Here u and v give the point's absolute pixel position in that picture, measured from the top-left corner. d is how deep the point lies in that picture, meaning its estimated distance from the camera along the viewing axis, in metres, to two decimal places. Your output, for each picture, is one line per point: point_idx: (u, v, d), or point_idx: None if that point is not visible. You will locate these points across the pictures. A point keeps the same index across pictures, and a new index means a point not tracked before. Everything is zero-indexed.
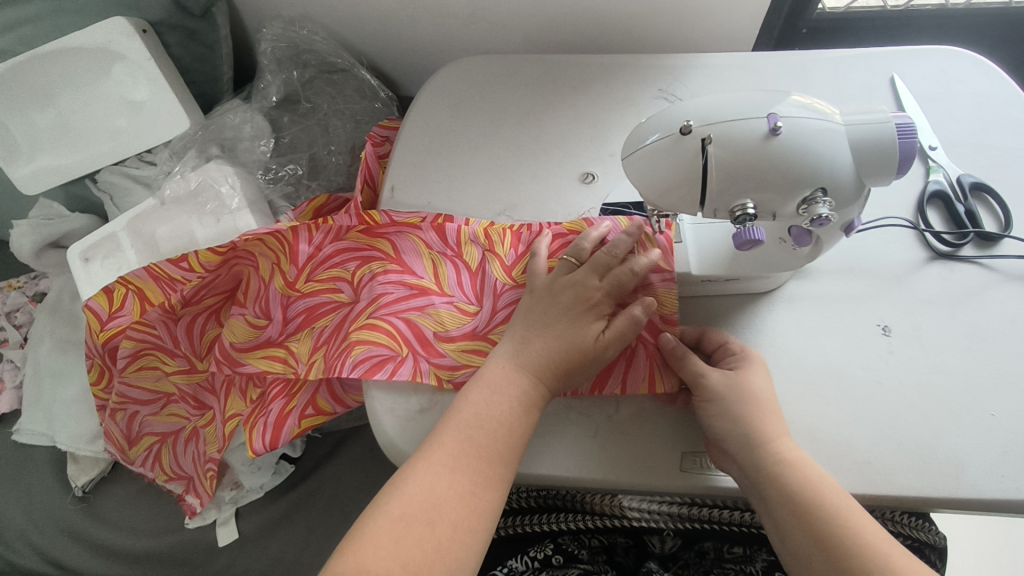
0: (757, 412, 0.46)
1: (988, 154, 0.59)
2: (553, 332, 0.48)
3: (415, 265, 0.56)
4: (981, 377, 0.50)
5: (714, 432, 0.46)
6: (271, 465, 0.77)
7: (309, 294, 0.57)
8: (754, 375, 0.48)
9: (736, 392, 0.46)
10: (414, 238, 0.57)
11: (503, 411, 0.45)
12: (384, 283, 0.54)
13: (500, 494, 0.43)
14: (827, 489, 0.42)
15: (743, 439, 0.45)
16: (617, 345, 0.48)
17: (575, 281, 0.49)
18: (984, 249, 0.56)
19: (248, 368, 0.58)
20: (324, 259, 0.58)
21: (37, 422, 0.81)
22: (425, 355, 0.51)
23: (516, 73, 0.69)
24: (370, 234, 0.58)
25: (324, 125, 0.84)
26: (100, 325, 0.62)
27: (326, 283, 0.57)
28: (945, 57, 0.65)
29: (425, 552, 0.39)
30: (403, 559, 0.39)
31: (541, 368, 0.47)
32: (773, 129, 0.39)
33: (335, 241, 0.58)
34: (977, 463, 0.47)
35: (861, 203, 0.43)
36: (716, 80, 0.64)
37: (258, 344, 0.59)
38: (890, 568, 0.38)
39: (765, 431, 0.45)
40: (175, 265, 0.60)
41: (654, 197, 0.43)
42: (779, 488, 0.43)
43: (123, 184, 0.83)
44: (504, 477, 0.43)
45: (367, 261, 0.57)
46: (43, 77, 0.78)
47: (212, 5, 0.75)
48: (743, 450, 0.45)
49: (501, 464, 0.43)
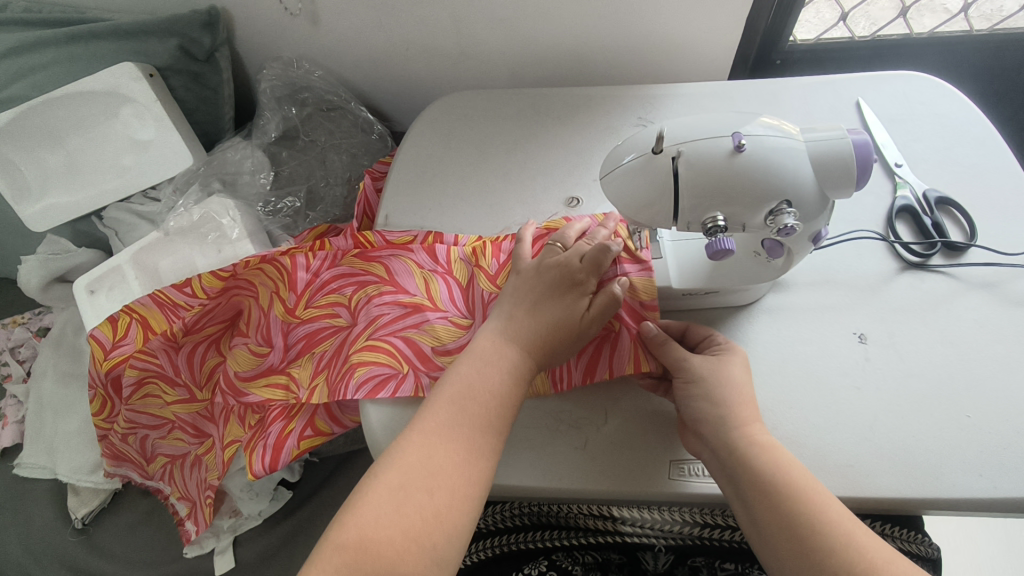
0: (736, 393, 0.48)
1: (952, 170, 0.63)
2: (539, 308, 0.50)
3: (408, 284, 0.59)
4: (955, 379, 0.52)
5: (690, 417, 0.48)
6: (269, 491, 0.78)
7: (309, 320, 0.60)
8: (734, 360, 0.50)
9: (714, 375, 0.49)
10: (406, 260, 0.60)
11: (493, 382, 0.46)
12: (379, 305, 0.57)
13: (492, 461, 0.44)
14: (794, 471, 0.44)
15: (716, 424, 0.47)
16: (598, 320, 0.50)
17: (561, 262, 0.51)
18: (951, 258, 0.58)
19: (252, 397, 0.60)
20: (321, 285, 0.61)
21: (38, 455, 0.82)
22: (425, 370, 0.54)
23: (502, 107, 0.73)
24: (365, 258, 0.61)
25: (321, 158, 0.88)
26: (104, 354, 0.64)
27: (325, 308, 0.60)
28: (906, 82, 0.69)
29: (425, 519, 0.41)
30: (404, 526, 0.40)
31: (527, 340, 0.49)
32: (737, 146, 0.42)
33: (332, 267, 0.62)
34: (956, 463, 0.49)
35: (827, 214, 0.46)
36: (692, 107, 0.68)
37: (261, 371, 0.61)
38: (852, 546, 0.40)
39: (739, 415, 0.47)
40: (178, 291, 0.63)
41: (630, 214, 0.45)
42: (748, 471, 0.44)
43: (128, 220, 0.86)
44: (497, 445, 0.45)
45: (363, 285, 0.60)
46: (54, 119, 0.82)
47: (215, 51, 0.80)
48: (717, 435, 0.46)
49: (493, 434, 0.45)
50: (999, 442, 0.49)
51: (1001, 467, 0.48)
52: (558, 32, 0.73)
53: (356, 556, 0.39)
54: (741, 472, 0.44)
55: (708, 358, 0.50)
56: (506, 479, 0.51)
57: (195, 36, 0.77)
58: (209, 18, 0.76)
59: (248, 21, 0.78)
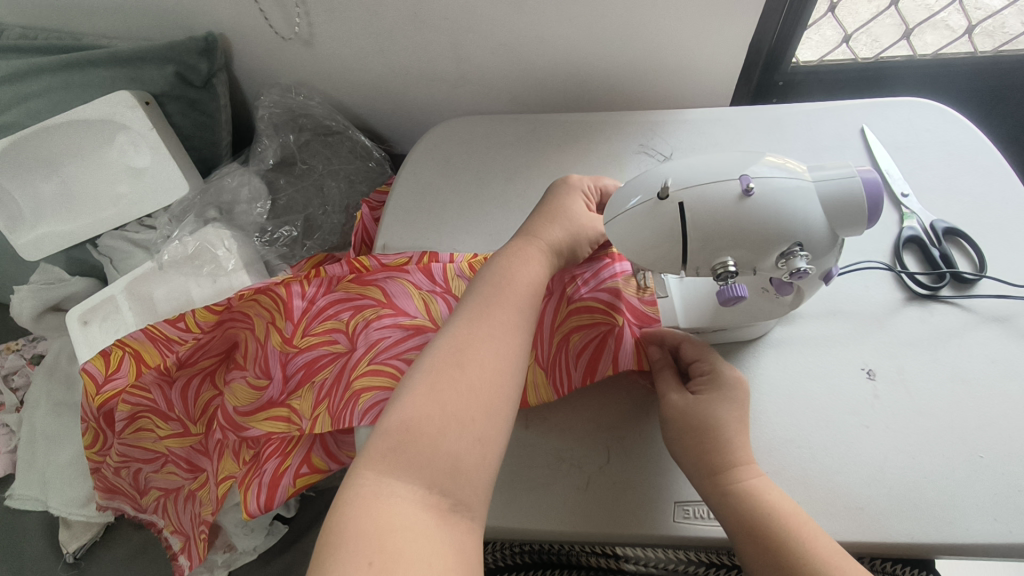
0: (729, 428, 0.48)
1: (960, 201, 0.61)
2: (546, 223, 0.53)
3: (406, 306, 0.58)
4: (967, 417, 0.51)
5: (678, 456, 0.48)
6: (264, 527, 0.76)
7: (307, 348, 0.59)
8: (727, 390, 0.49)
9: (706, 409, 0.48)
10: (402, 282, 0.59)
11: (518, 276, 0.47)
12: (379, 329, 0.56)
13: (523, 342, 0.44)
14: (772, 515, 0.43)
15: (707, 465, 0.47)
16: (590, 241, 0.54)
17: (561, 204, 0.54)
18: (961, 290, 0.57)
19: (253, 431, 0.59)
20: (317, 312, 0.60)
21: (31, 487, 0.82)
22: None
23: (503, 133, 0.72)
24: (360, 282, 0.60)
25: (319, 185, 0.88)
26: (96, 388, 0.63)
27: (322, 336, 0.59)
28: (912, 109, 0.68)
29: (461, 394, 0.40)
30: (442, 403, 0.39)
31: (544, 243, 0.51)
32: (745, 190, 0.40)
33: (328, 293, 0.61)
34: (968, 506, 0.47)
35: (837, 252, 0.45)
36: (695, 135, 0.67)
37: (260, 406, 0.60)
38: None
39: (731, 452, 0.47)
40: (171, 325, 0.62)
41: (636, 256, 0.44)
42: (739, 517, 0.44)
43: (123, 248, 0.85)
44: (526, 325, 0.45)
45: (360, 308, 0.59)
46: (48, 148, 0.82)
47: (212, 77, 0.79)
48: (707, 476, 0.46)
49: (520, 317, 0.45)
50: (1012, 484, 0.48)
51: (1014, 511, 0.47)
52: (558, 56, 0.72)
53: (398, 438, 0.38)
54: (732, 518, 0.44)
55: (702, 390, 0.50)
56: (511, 522, 0.50)
57: (192, 63, 0.76)
58: (206, 45, 0.75)
59: (246, 46, 0.77)
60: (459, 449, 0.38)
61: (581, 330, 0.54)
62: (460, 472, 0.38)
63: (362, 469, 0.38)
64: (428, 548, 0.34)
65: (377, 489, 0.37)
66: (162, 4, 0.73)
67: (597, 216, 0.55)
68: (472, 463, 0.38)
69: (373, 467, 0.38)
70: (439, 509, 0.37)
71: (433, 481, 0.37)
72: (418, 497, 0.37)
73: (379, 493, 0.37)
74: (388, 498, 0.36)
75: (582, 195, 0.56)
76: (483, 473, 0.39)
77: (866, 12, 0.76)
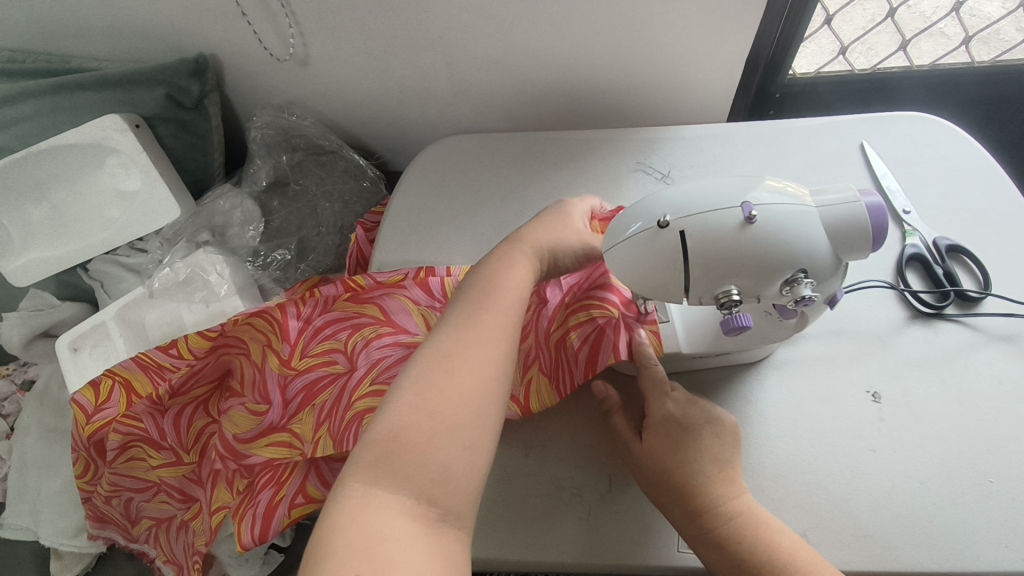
0: (698, 464, 0.46)
1: (963, 216, 0.61)
2: (535, 230, 0.51)
3: (407, 323, 0.58)
4: (975, 440, 0.50)
5: (656, 494, 0.47)
6: (259, 557, 0.76)
7: (306, 370, 0.58)
8: (686, 426, 0.48)
9: (664, 456, 0.47)
10: (400, 297, 0.59)
11: (508, 280, 0.46)
12: (380, 348, 0.56)
13: (512, 347, 0.42)
14: (777, 541, 0.43)
15: (688, 509, 0.45)
16: (577, 252, 0.51)
17: (556, 216, 0.53)
18: (965, 308, 0.56)
19: (255, 459, 0.57)
20: (314, 331, 0.59)
21: (21, 516, 0.81)
22: None
23: (497, 152, 0.71)
24: (357, 300, 0.60)
25: (312, 207, 0.87)
26: (86, 418, 0.61)
27: (321, 357, 0.58)
28: (911, 124, 0.67)
29: (449, 401, 0.38)
30: (429, 410, 0.38)
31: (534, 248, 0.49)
32: (748, 218, 0.39)
33: (324, 313, 0.60)
34: (979, 533, 0.46)
35: (841, 275, 0.44)
36: (692, 152, 0.67)
37: (263, 431, 0.58)
38: None
39: (705, 495, 0.45)
40: (163, 352, 0.60)
41: (635, 284, 0.44)
42: (733, 566, 0.43)
43: (114, 272, 0.84)
44: (515, 329, 0.43)
45: (358, 327, 0.58)
46: (39, 172, 0.81)
47: (204, 98, 0.78)
48: (689, 528, 0.45)
49: (510, 324, 0.43)
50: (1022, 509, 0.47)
51: None
52: (553, 72, 0.71)
53: (386, 447, 0.37)
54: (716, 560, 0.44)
55: (655, 434, 0.48)
56: (510, 553, 0.49)
57: (183, 85, 0.75)
58: (198, 66, 0.74)
59: (238, 67, 0.77)
60: (448, 457, 0.36)
61: (579, 326, 0.52)
62: (449, 482, 0.36)
63: (348, 479, 0.36)
64: (416, 561, 0.33)
65: (365, 499, 0.35)
66: (152, 26, 0.72)
67: (590, 233, 0.53)
68: (462, 472, 0.37)
69: (360, 477, 0.36)
70: (427, 518, 0.35)
71: (422, 491, 0.36)
72: (407, 506, 0.35)
73: (367, 503, 0.35)
74: (376, 508, 0.35)
75: (581, 214, 0.54)
76: (472, 482, 0.37)
77: (861, 21, 0.75)
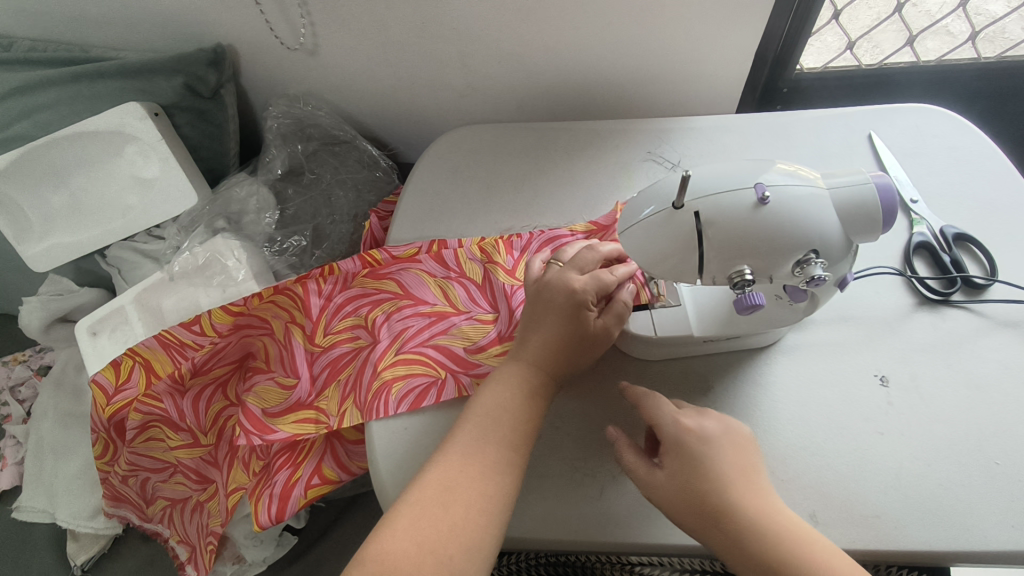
0: (711, 462, 0.44)
1: (970, 207, 0.61)
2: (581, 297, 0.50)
3: (425, 295, 0.60)
4: (981, 424, 0.51)
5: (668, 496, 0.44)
6: (272, 538, 0.78)
7: (330, 347, 0.59)
8: (700, 444, 0.45)
9: (689, 477, 0.44)
10: (416, 272, 0.61)
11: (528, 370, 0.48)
12: (403, 319, 0.58)
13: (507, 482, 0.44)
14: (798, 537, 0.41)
15: (702, 508, 0.43)
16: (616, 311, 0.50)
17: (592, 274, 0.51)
18: (972, 295, 0.57)
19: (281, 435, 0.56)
20: (336, 309, 0.61)
21: (38, 499, 0.83)
22: (463, 371, 0.54)
23: (509, 141, 0.72)
24: (375, 276, 0.62)
25: (326, 195, 0.88)
26: (106, 399, 0.63)
27: (345, 332, 0.60)
28: (919, 115, 0.68)
29: (440, 533, 0.41)
30: (419, 539, 0.41)
31: (584, 308, 0.49)
32: (761, 199, 0.40)
33: (344, 290, 0.62)
34: (985, 514, 0.47)
35: (851, 258, 0.45)
36: (702, 142, 0.68)
37: (289, 406, 0.58)
38: None
39: (737, 507, 0.42)
40: (186, 330, 0.62)
41: (649, 265, 0.44)
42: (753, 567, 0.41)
43: (133, 259, 0.85)
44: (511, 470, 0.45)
45: (378, 303, 0.60)
46: (58, 159, 0.82)
47: (221, 87, 0.79)
48: (709, 529, 0.43)
49: (514, 456, 0.45)
50: None
51: None
52: (565, 64, 0.72)
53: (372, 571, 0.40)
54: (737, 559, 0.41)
55: (674, 446, 0.45)
56: (523, 533, 0.50)
57: (201, 74, 0.77)
58: (215, 56, 0.76)
59: (255, 57, 0.78)
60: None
61: None
62: None
63: None
64: None
65: None
66: (172, 16, 0.73)
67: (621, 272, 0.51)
68: None
69: None
70: None
71: None
72: None
73: None
74: None
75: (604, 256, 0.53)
76: None
77: (868, 19, 0.76)
